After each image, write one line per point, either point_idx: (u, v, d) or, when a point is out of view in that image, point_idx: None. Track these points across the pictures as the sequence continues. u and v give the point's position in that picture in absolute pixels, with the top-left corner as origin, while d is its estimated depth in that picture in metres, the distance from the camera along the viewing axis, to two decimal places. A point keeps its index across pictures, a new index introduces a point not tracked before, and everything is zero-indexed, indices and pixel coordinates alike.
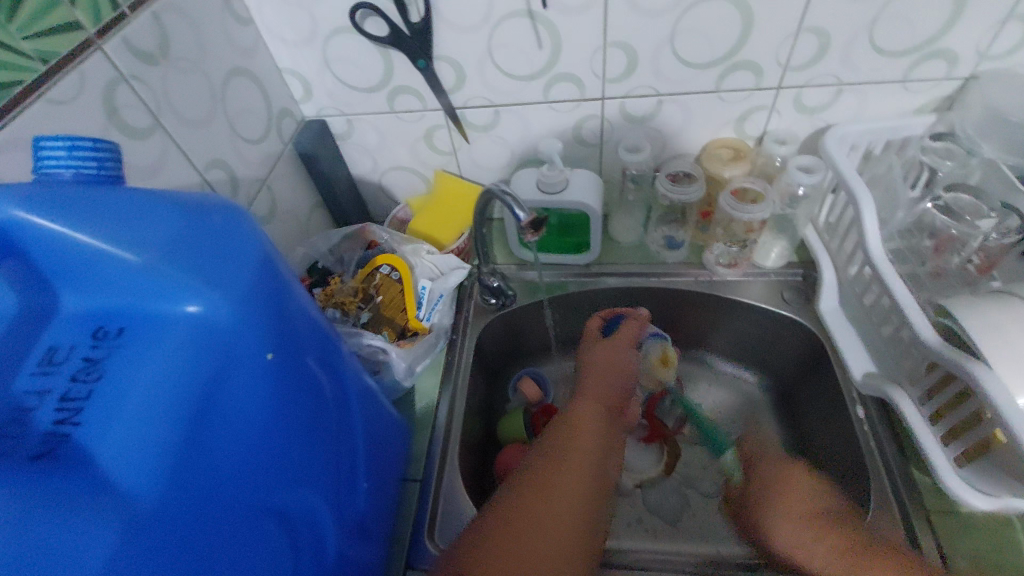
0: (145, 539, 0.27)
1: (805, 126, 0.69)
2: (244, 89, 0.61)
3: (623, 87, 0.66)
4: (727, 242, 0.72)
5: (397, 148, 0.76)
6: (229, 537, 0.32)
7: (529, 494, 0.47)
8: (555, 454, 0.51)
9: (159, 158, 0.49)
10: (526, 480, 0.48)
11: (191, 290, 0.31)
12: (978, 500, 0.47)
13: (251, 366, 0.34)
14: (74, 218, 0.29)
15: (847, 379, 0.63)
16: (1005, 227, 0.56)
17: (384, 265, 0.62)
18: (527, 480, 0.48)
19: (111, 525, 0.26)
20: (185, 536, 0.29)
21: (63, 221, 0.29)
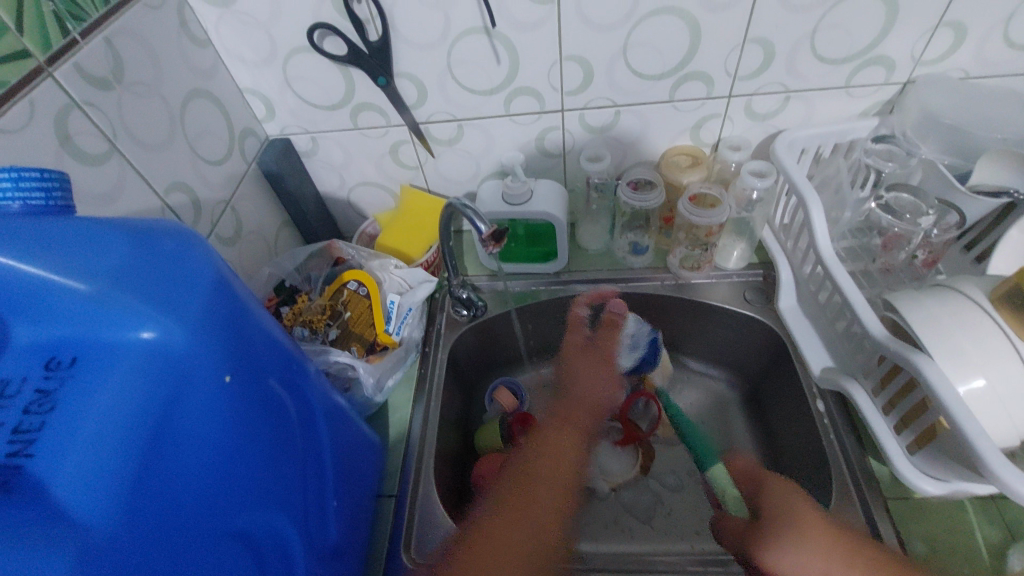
0: (104, 564, 0.27)
1: (758, 132, 0.72)
2: (204, 111, 0.61)
3: (581, 100, 0.68)
4: (689, 247, 0.73)
5: (363, 164, 0.77)
6: (193, 563, 0.32)
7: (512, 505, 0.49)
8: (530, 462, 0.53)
9: (116, 184, 0.49)
10: (509, 484, 0.52)
11: (146, 317, 0.31)
12: (928, 484, 0.50)
13: (210, 389, 0.34)
14: (24, 249, 0.29)
15: (807, 374, 0.66)
16: (946, 223, 0.59)
17: (353, 281, 0.62)
18: (507, 491, 0.51)
19: (67, 552, 0.26)
20: (148, 561, 0.29)
21: (12, 253, 0.29)
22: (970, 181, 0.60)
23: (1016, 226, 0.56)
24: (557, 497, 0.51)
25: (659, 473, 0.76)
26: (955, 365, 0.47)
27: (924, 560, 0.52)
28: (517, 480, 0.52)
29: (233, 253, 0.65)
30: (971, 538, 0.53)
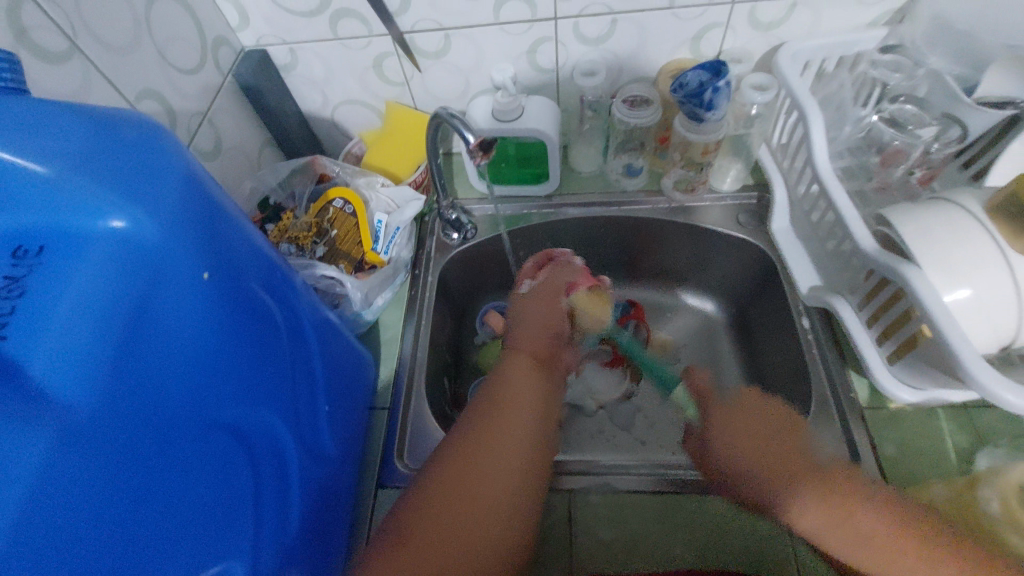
0: (59, 478, 0.25)
1: (760, 43, 0.68)
2: (171, 13, 0.57)
3: (575, 5, 0.64)
4: (683, 169, 0.72)
5: (346, 80, 0.73)
6: (185, 479, 0.32)
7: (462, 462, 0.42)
8: (479, 444, 0.44)
9: (82, 86, 0.46)
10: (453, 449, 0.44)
11: (115, 203, 0.29)
12: (904, 393, 0.52)
13: (187, 282, 0.33)
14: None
15: (794, 295, 0.67)
16: (948, 137, 0.57)
17: (338, 199, 0.61)
18: (461, 457, 0.43)
19: (40, 435, 0.25)
20: (127, 455, 0.29)
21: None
22: (978, 92, 0.57)
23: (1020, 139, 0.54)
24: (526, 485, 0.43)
25: (645, 391, 0.79)
26: (943, 278, 0.46)
27: (893, 461, 0.54)
28: (466, 458, 0.43)
29: (214, 168, 0.63)
30: (941, 444, 0.55)
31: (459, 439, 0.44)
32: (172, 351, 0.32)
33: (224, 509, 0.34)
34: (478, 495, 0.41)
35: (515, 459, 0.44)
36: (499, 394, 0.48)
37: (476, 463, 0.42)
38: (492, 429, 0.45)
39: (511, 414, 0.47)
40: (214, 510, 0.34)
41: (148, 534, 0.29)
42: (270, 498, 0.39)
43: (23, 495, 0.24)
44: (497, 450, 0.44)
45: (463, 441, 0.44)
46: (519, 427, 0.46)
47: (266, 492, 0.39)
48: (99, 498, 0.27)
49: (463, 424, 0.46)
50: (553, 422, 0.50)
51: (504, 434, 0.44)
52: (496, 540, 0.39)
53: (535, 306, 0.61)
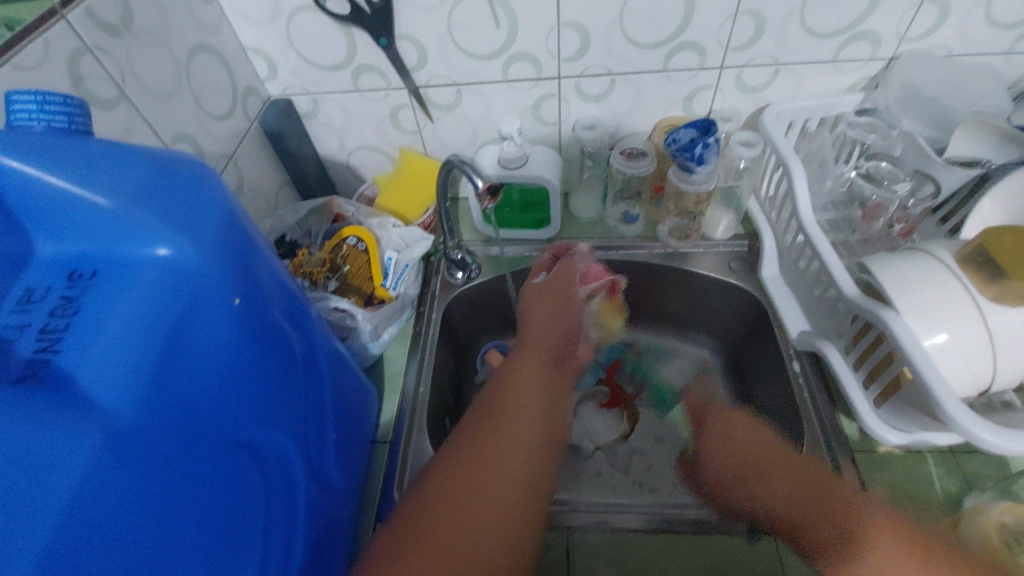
0: (104, 479, 0.28)
1: (747, 105, 0.74)
2: (209, 65, 0.62)
3: (577, 67, 0.69)
4: (678, 217, 0.76)
5: (363, 128, 0.78)
6: (208, 487, 0.34)
7: (471, 455, 0.46)
8: (487, 438, 0.47)
9: (125, 130, 0.50)
10: (463, 444, 0.47)
11: (160, 234, 0.33)
12: (892, 435, 0.53)
13: (219, 306, 0.36)
14: (64, 169, 0.31)
15: (785, 339, 0.69)
16: (921, 193, 0.62)
17: (351, 237, 0.64)
18: (470, 451, 0.46)
19: (88, 437, 0.28)
20: (155, 464, 0.31)
21: (55, 172, 0.31)
22: (946, 153, 0.63)
23: (987, 197, 0.58)
24: (536, 472, 0.46)
25: (641, 432, 0.80)
26: (921, 323, 0.49)
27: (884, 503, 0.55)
28: (474, 450, 0.46)
29: None
30: (930, 486, 0.56)
31: (457, 447, 0.47)
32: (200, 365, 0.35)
33: (239, 524, 0.36)
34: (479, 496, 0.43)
35: (512, 463, 0.45)
36: (496, 404, 0.51)
37: (486, 455, 0.46)
38: (500, 425, 0.48)
39: (507, 421, 0.49)
40: (231, 526, 0.35)
41: (177, 539, 0.31)
42: (278, 521, 0.41)
43: (68, 493, 0.26)
44: (505, 442, 0.47)
45: (471, 435, 0.48)
46: (524, 418, 0.50)
47: (275, 516, 0.40)
48: (136, 497, 0.29)
49: (471, 421, 0.50)
50: (555, 424, 0.52)
51: (512, 428, 0.48)
52: (501, 540, 0.41)
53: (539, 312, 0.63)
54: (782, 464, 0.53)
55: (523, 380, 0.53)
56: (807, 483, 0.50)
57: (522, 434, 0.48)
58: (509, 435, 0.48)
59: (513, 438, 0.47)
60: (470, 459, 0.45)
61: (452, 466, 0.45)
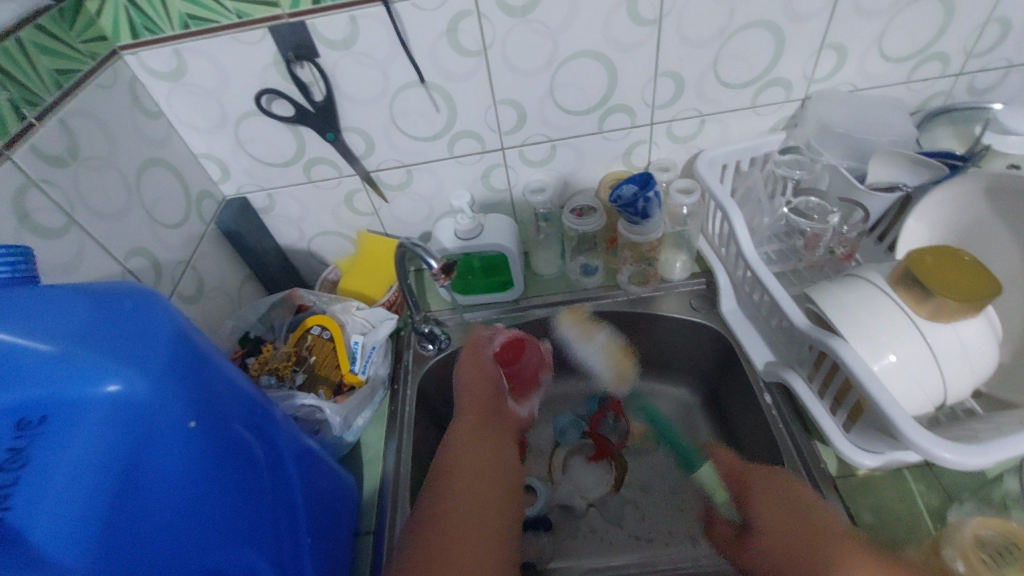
0: None
1: (682, 153, 0.78)
2: (160, 178, 0.64)
3: (518, 137, 0.73)
4: (635, 264, 0.79)
5: (321, 215, 0.80)
6: None
7: (431, 519, 0.49)
8: (445, 497, 0.51)
9: (76, 254, 0.51)
10: (427, 508, 0.51)
11: (111, 370, 0.33)
12: (865, 458, 0.54)
13: (174, 432, 0.36)
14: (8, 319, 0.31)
15: (754, 372, 0.70)
16: (853, 220, 0.66)
17: (316, 326, 0.66)
18: (431, 513, 0.50)
19: None
20: None
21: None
22: (870, 180, 0.67)
23: (912, 216, 0.62)
24: (496, 519, 0.50)
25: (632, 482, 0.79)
26: (867, 347, 0.51)
27: (872, 528, 0.55)
28: (434, 515, 0.50)
29: (196, 309, 0.67)
30: (914, 506, 0.56)
31: (419, 517, 0.50)
32: (160, 495, 0.35)
33: None
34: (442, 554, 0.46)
35: (472, 518, 0.49)
36: (447, 470, 0.55)
37: (445, 510, 0.50)
38: (458, 480, 0.53)
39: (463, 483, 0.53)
40: None
41: None
42: None
43: None
44: (463, 495, 0.51)
45: (432, 499, 0.52)
46: (477, 474, 0.54)
47: None
48: None
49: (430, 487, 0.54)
50: (507, 476, 0.56)
51: (467, 482, 0.53)
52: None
53: (468, 374, 0.68)
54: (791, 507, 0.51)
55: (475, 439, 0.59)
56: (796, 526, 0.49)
57: (477, 489, 0.52)
58: (465, 490, 0.52)
59: (467, 494, 0.51)
60: (432, 520, 0.49)
61: (420, 530, 0.49)
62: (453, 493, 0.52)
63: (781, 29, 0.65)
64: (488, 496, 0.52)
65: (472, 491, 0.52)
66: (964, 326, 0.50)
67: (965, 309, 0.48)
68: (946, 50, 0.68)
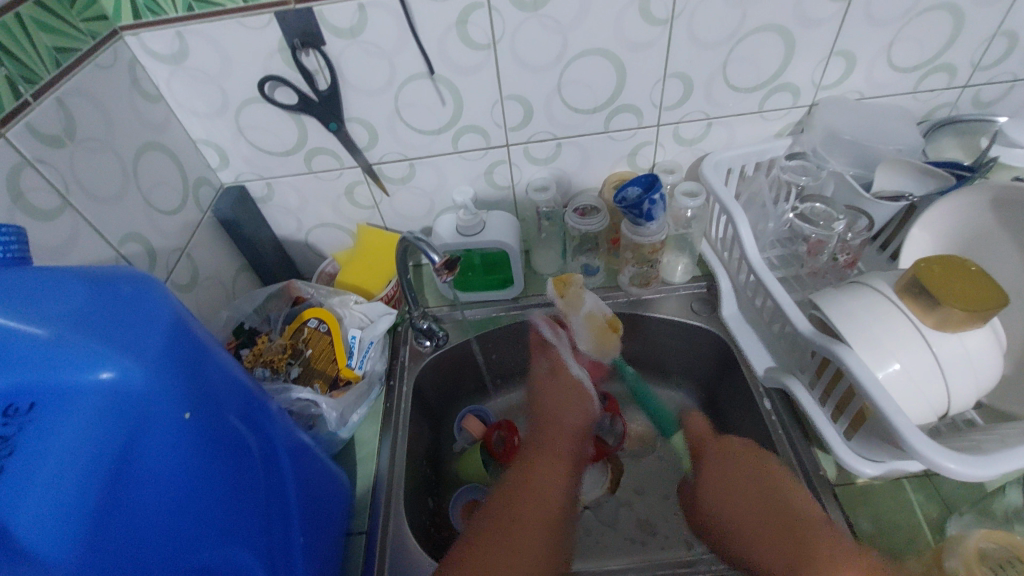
0: None
1: (687, 156, 0.78)
2: (157, 162, 0.62)
3: (523, 134, 0.72)
4: (636, 266, 0.78)
5: (320, 206, 0.79)
6: None
7: (505, 509, 0.59)
8: (521, 496, 0.61)
9: (70, 237, 0.49)
10: (501, 501, 0.60)
11: (105, 357, 0.32)
12: (866, 467, 0.54)
13: (168, 423, 0.35)
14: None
15: (753, 377, 0.70)
16: (858, 227, 0.65)
17: (313, 319, 0.64)
18: (504, 506, 0.59)
19: None
20: None
21: None
22: (874, 188, 0.67)
23: (917, 225, 0.62)
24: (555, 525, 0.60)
25: (627, 485, 0.79)
26: (873, 355, 0.51)
27: (870, 537, 0.55)
28: (505, 506, 0.60)
29: (190, 299, 0.65)
30: (913, 516, 0.56)
31: (495, 505, 0.60)
32: (153, 488, 0.33)
33: None
34: (510, 544, 0.55)
35: (539, 522, 0.59)
36: (524, 475, 0.63)
37: (523, 507, 0.59)
38: (540, 482, 0.63)
39: (539, 495, 0.61)
40: None
41: None
42: None
43: None
44: (537, 499, 0.61)
45: (505, 496, 0.61)
46: (549, 483, 0.63)
47: None
48: None
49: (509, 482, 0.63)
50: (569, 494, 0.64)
51: (546, 486, 0.62)
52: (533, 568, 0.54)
53: (557, 392, 0.73)
54: (770, 499, 0.57)
55: (553, 456, 0.66)
56: (784, 525, 0.55)
57: (549, 498, 0.62)
58: (540, 488, 0.62)
59: (537, 500, 0.61)
60: (502, 514, 0.58)
61: (497, 518, 0.58)
62: (525, 494, 0.61)
63: (792, 34, 0.64)
64: (555, 506, 0.61)
65: (544, 497, 0.61)
66: (969, 337, 0.50)
67: (970, 320, 0.48)
68: (953, 61, 0.69)
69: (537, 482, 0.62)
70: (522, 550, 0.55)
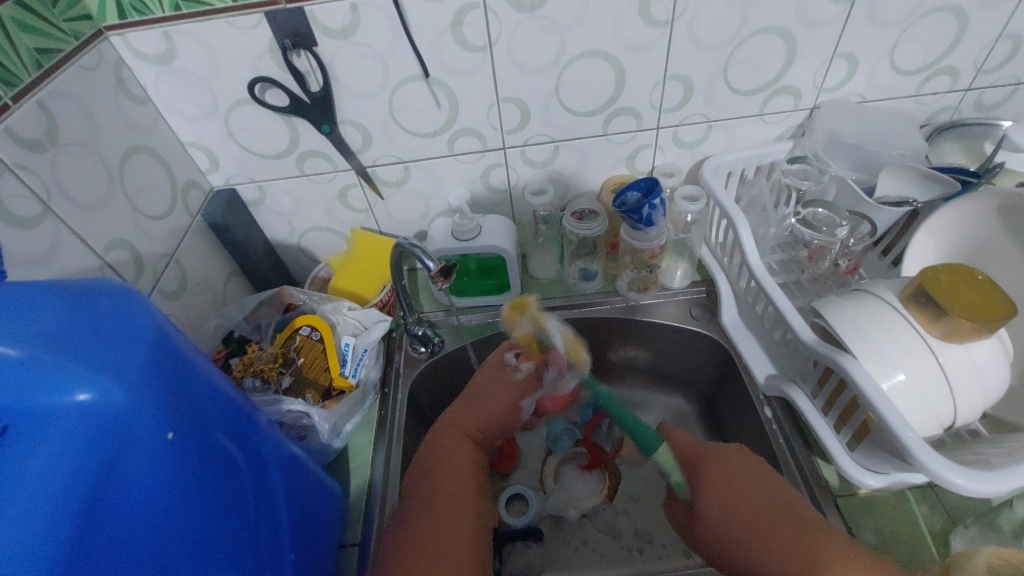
0: None
1: (687, 159, 0.77)
2: (144, 167, 0.61)
3: (520, 137, 0.71)
4: (636, 270, 0.76)
5: (313, 210, 0.78)
6: None
7: (420, 501, 0.55)
8: (435, 484, 0.57)
9: (51, 245, 0.48)
10: (418, 490, 0.57)
11: (82, 377, 0.30)
12: (870, 479, 0.53)
13: (150, 445, 0.33)
14: None
15: (754, 384, 0.69)
16: (860, 233, 0.64)
17: (305, 326, 0.63)
18: (419, 497, 0.56)
19: None
20: None
21: None
22: (876, 193, 0.66)
23: (920, 231, 0.61)
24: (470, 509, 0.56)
25: (625, 492, 0.77)
26: (877, 365, 0.50)
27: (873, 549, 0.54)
28: (421, 501, 0.56)
29: (179, 306, 0.64)
30: (916, 527, 0.55)
31: (408, 504, 0.56)
32: (135, 513, 0.32)
33: None
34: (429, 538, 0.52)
35: (455, 514, 0.54)
36: (433, 466, 0.59)
37: (432, 497, 0.56)
38: (451, 465, 0.59)
39: (451, 484, 0.57)
40: None
41: None
42: None
43: None
44: (446, 484, 0.57)
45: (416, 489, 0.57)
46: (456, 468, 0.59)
47: None
48: None
49: (415, 477, 0.59)
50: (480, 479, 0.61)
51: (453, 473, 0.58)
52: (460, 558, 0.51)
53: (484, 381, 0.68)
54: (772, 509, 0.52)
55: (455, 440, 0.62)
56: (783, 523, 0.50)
57: (460, 483, 0.58)
58: (450, 470, 0.59)
59: (452, 488, 0.57)
60: (419, 509, 0.55)
61: (410, 518, 0.54)
62: (435, 485, 0.57)
63: (793, 36, 0.63)
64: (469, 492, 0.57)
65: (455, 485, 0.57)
66: (976, 347, 0.49)
67: (977, 330, 0.47)
68: (957, 64, 0.67)
69: (442, 470, 0.59)
70: (444, 538, 0.52)
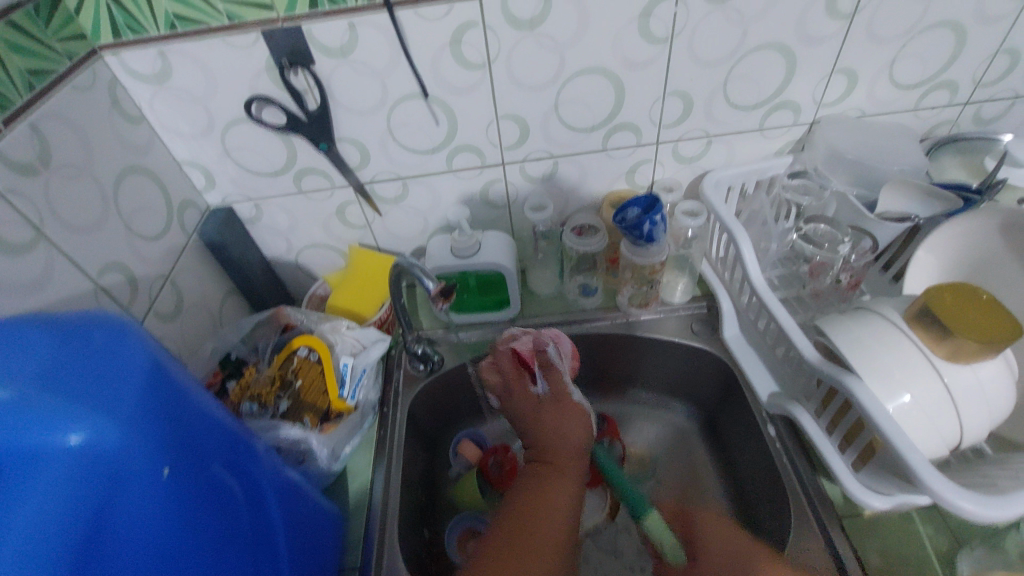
0: None
1: (687, 173, 0.76)
2: (139, 187, 0.60)
3: (519, 153, 0.71)
4: (636, 285, 0.76)
5: (310, 227, 0.77)
6: None
7: (514, 527, 0.50)
8: (535, 505, 0.51)
9: (43, 271, 0.47)
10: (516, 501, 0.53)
11: (74, 417, 0.29)
12: (877, 500, 0.52)
13: (145, 482, 0.32)
14: None
15: (756, 401, 0.68)
16: (861, 248, 0.64)
17: (303, 347, 0.62)
18: (512, 520, 0.51)
19: None
20: None
21: None
22: (877, 209, 0.66)
23: (923, 248, 0.61)
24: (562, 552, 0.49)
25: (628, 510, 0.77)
26: (883, 386, 0.49)
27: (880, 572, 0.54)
28: (515, 517, 0.51)
29: (174, 328, 0.63)
30: (922, 549, 0.55)
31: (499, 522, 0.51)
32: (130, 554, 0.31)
33: None
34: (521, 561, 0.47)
35: (549, 541, 0.50)
36: (534, 492, 0.53)
37: (536, 514, 0.51)
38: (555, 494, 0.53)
39: (552, 504, 0.52)
40: None
41: None
42: None
43: None
44: (548, 507, 0.52)
45: (516, 507, 0.52)
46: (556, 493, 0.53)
47: None
48: None
49: (519, 495, 0.53)
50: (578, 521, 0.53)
51: (549, 488, 0.53)
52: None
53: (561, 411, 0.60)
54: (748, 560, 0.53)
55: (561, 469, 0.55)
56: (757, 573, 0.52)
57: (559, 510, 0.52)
58: (550, 499, 0.52)
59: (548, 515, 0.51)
60: (509, 539, 0.49)
61: (501, 535, 0.50)
62: (537, 501, 0.52)
63: (793, 52, 0.63)
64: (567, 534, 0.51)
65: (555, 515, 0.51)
66: (981, 368, 0.49)
67: (983, 351, 0.47)
68: (956, 79, 0.68)
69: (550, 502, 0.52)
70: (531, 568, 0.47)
